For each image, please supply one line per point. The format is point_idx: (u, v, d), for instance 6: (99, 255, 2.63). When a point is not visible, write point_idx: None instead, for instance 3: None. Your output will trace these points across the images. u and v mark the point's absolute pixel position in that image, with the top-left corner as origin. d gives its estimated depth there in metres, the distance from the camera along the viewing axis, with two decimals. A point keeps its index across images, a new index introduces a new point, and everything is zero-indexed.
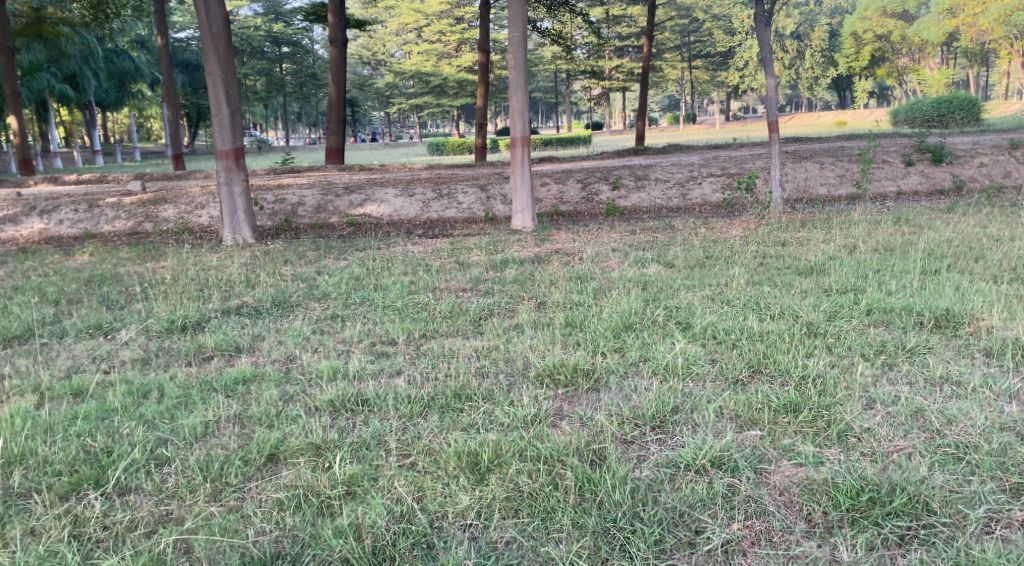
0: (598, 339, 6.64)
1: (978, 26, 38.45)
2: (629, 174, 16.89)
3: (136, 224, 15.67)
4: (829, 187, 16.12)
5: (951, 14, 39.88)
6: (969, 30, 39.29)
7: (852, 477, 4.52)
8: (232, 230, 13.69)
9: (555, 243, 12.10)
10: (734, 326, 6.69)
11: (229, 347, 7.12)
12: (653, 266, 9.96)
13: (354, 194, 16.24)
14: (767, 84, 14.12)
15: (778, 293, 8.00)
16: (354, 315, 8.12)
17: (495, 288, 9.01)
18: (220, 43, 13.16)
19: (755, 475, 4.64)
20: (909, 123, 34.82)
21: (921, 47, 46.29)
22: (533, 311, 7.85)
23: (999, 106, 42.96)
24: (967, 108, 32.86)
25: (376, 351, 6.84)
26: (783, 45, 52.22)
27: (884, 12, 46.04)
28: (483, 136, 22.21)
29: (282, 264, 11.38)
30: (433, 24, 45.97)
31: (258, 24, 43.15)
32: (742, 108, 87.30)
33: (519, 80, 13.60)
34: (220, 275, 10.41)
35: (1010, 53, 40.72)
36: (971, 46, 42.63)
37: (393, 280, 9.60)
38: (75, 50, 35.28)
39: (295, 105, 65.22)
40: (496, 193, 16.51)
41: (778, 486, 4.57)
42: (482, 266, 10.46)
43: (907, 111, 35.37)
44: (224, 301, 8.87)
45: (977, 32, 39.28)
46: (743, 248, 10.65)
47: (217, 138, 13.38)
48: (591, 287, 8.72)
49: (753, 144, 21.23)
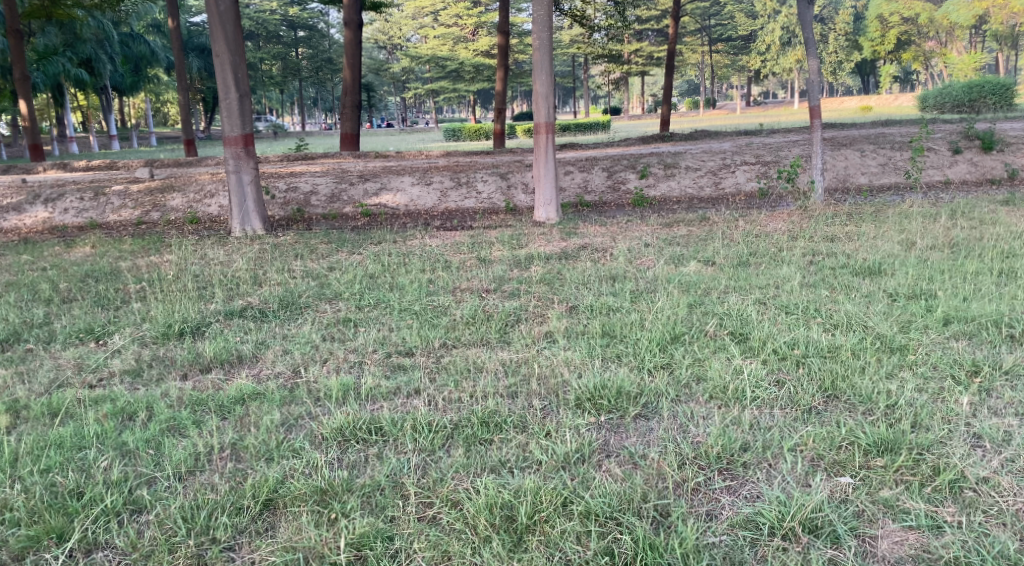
0: (641, 352, 5.91)
1: (1010, 10, 37.19)
2: (657, 161, 16.07)
3: (143, 213, 15.00)
4: (871, 175, 15.27)
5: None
6: (1000, 13, 38.07)
7: (988, 556, 3.80)
8: (241, 221, 13.00)
9: (582, 236, 11.35)
10: (795, 340, 5.94)
11: (227, 356, 6.41)
12: (691, 263, 9.21)
13: (370, 183, 15.54)
14: (809, 67, 13.28)
15: (837, 299, 7.24)
16: (367, 319, 7.40)
17: (520, 288, 8.29)
18: (228, 22, 12.39)
19: (858, 542, 3.93)
20: (939, 109, 33.76)
21: (949, 31, 44.69)
22: (565, 316, 7.11)
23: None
24: (999, 93, 31.74)
25: (390, 363, 6.11)
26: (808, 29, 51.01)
27: None
28: (502, 122, 21.38)
29: (292, 258, 10.68)
30: (451, 8, 45.16)
31: (275, 8, 42.45)
32: (763, 93, 85.97)
33: (544, 62, 12.76)
34: (226, 271, 9.71)
35: None
36: (1002, 29, 41.38)
37: (409, 278, 8.89)
38: (90, 34, 34.63)
39: (311, 89, 64.59)
40: (517, 182, 15.74)
41: (887, 558, 3.86)
42: (506, 263, 9.74)
43: (936, 96, 34.29)
44: (227, 301, 8.16)
45: (1009, 15, 38.05)
46: (787, 245, 9.89)
47: (225, 124, 12.66)
48: (625, 287, 7.98)
49: (784, 130, 20.41)
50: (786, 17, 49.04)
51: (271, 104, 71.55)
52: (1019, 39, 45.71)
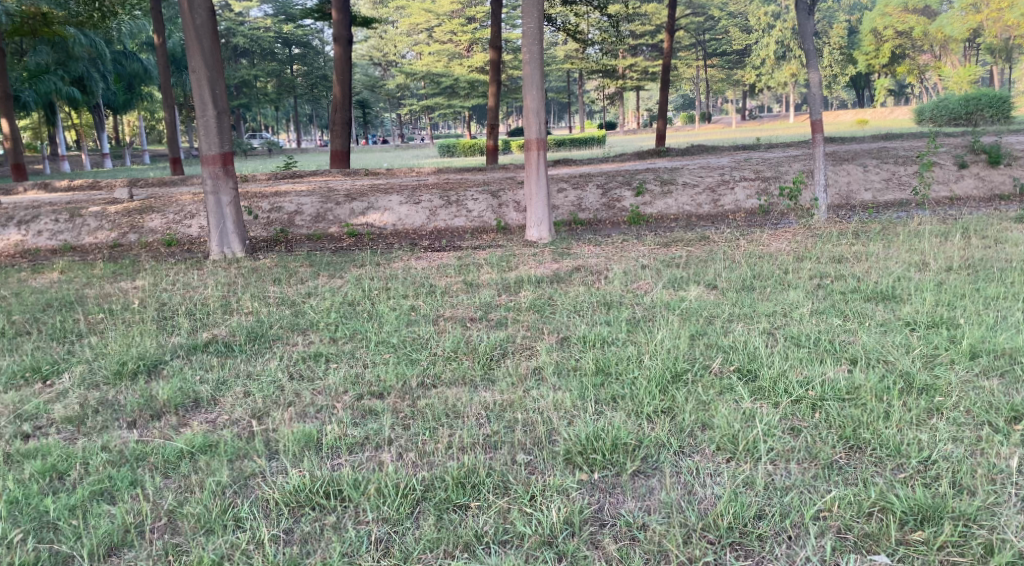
0: (641, 393, 5.32)
1: (1004, 23, 36.70)
2: (654, 178, 15.50)
3: (120, 235, 14.41)
4: (874, 191, 14.72)
5: (975, 10, 38.15)
6: (993, 26, 37.42)
7: None
8: (220, 244, 12.40)
9: (576, 257, 10.79)
10: (808, 378, 5.39)
11: (182, 399, 5.81)
12: (691, 287, 8.65)
13: (356, 202, 14.95)
14: (811, 80, 12.74)
15: (849, 330, 6.68)
16: (342, 353, 6.79)
17: (508, 316, 7.70)
18: (205, 37, 11.81)
19: None
20: (935, 123, 33.31)
21: (943, 44, 44.22)
22: (555, 349, 6.52)
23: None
24: (996, 106, 31.19)
25: (360, 407, 5.52)
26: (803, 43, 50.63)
27: (906, 9, 44.66)
28: (494, 138, 20.79)
29: (268, 283, 10.09)
30: (445, 24, 44.77)
31: (268, 25, 42.05)
32: (759, 108, 85.69)
33: (535, 76, 12.21)
34: (199, 298, 9.11)
35: None
36: (996, 42, 40.90)
37: (391, 306, 8.30)
38: (82, 53, 34.00)
39: (306, 106, 64.16)
40: (509, 200, 15.12)
41: None
42: (495, 288, 9.15)
43: (932, 110, 33.88)
44: (191, 334, 7.55)
45: (1001, 28, 37.36)
46: (792, 267, 9.33)
47: (203, 143, 12.08)
48: (620, 315, 7.40)
49: (785, 145, 19.87)
50: (780, 31, 48.66)
51: (265, 121, 71.06)
52: (1013, 52, 45.35)
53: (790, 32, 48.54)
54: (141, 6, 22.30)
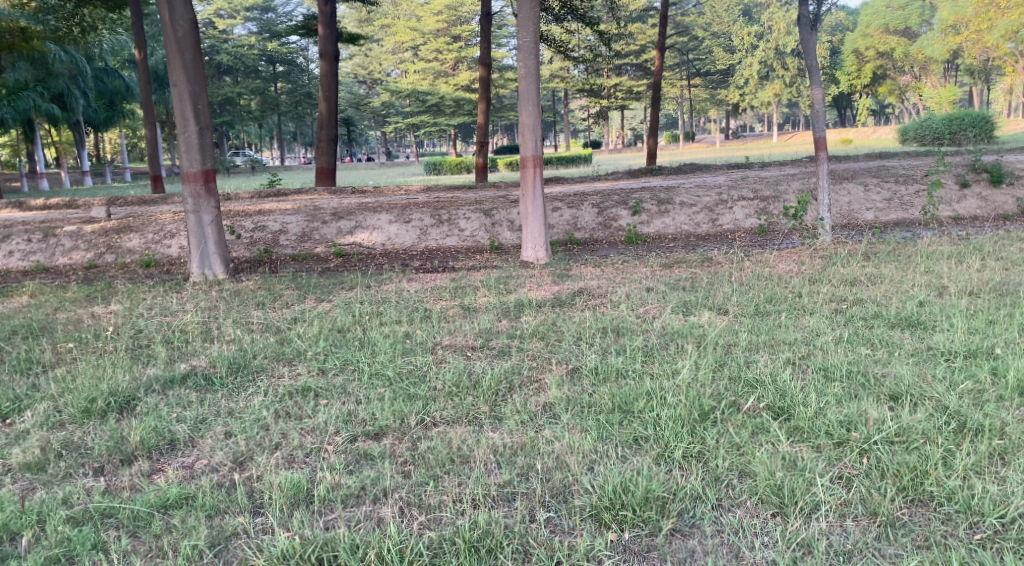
0: (669, 433, 4.86)
1: (983, 44, 36.55)
2: (650, 196, 15.05)
3: (96, 256, 13.86)
4: (876, 211, 14.35)
5: (954, 32, 38.00)
6: (973, 47, 37.26)
7: None
8: (201, 265, 11.82)
9: (575, 279, 10.29)
10: (848, 416, 4.98)
11: (156, 440, 5.27)
12: (702, 312, 8.17)
13: (343, 220, 14.42)
14: (813, 96, 12.31)
15: (880, 360, 6.20)
16: (333, 386, 6.27)
17: (511, 344, 7.18)
18: (186, 49, 11.28)
19: None
20: (920, 142, 33.13)
21: (924, 65, 44.23)
22: (566, 383, 6.00)
23: (1007, 125, 41.24)
24: (979, 125, 30.96)
25: (353, 449, 5.02)
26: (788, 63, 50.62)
27: (886, 30, 44.22)
28: (484, 155, 20.31)
29: (251, 308, 9.55)
30: (430, 43, 44.39)
31: (253, 42, 41.55)
32: (742, 128, 85.78)
33: (531, 91, 11.74)
34: (179, 325, 8.53)
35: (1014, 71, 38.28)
36: (976, 62, 40.80)
37: (384, 332, 7.77)
38: (63, 69, 33.27)
39: (290, 124, 63.60)
40: (502, 218, 14.62)
41: None
42: (493, 312, 8.64)
43: (917, 129, 33.71)
44: (168, 366, 6.99)
45: (981, 49, 37.22)
46: (805, 290, 8.88)
47: (183, 159, 11.52)
48: (631, 343, 6.90)
49: (780, 164, 19.49)
50: (764, 51, 48.49)
51: (249, 139, 70.39)
52: (993, 72, 45.34)
53: (773, 52, 48.55)
54: (121, 21, 21.67)
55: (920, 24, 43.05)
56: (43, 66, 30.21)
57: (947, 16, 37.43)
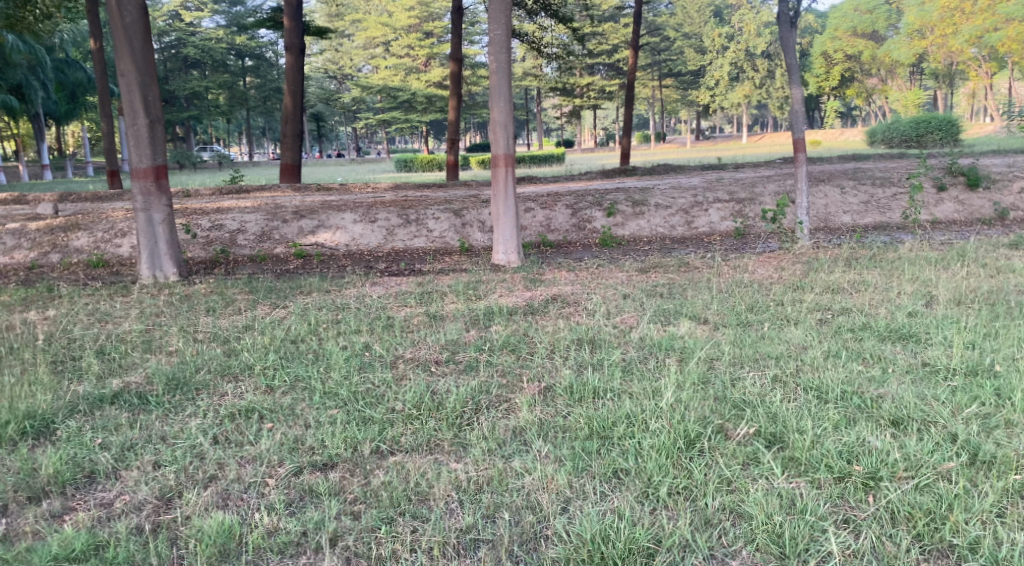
0: (652, 466, 4.37)
1: (947, 48, 36.54)
2: (625, 197, 14.58)
3: (40, 255, 13.15)
4: (854, 214, 13.98)
5: (920, 36, 37.94)
6: (938, 51, 37.16)
7: None
8: (151, 266, 11.13)
9: (548, 284, 9.77)
10: (846, 444, 4.51)
11: (72, 473, 4.81)
12: (681, 322, 7.69)
13: (305, 219, 13.77)
14: (793, 96, 11.85)
15: (875, 379, 5.70)
16: (280, 406, 5.70)
17: (478, 358, 6.63)
18: (135, 36, 10.59)
19: None
20: (887, 144, 32.99)
21: (890, 68, 44.21)
22: (538, 404, 5.47)
23: (972, 128, 41.33)
24: (946, 129, 30.86)
25: (298, 484, 4.55)
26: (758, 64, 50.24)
27: (855, 33, 44.32)
28: (455, 152, 19.71)
29: (200, 314, 8.93)
30: (400, 38, 43.64)
31: (219, 36, 40.61)
32: (712, 128, 85.79)
33: (502, 87, 11.20)
34: (120, 334, 7.90)
35: (978, 75, 38.33)
36: (941, 66, 40.72)
37: (341, 344, 7.19)
38: (22, 60, 31.99)
39: (257, 119, 62.46)
40: (472, 219, 14.07)
41: None
42: (460, 321, 8.10)
43: (885, 132, 33.62)
44: (102, 382, 6.41)
45: (947, 54, 37.16)
46: (788, 297, 8.42)
47: (131, 154, 10.82)
48: (607, 358, 6.39)
49: (755, 165, 19.10)
50: (735, 52, 48.34)
51: (216, 135, 69.09)
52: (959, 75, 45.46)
53: (744, 53, 48.46)
54: (75, 8, 20.71)
55: (887, 27, 42.82)
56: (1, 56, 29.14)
57: (913, 20, 37.27)
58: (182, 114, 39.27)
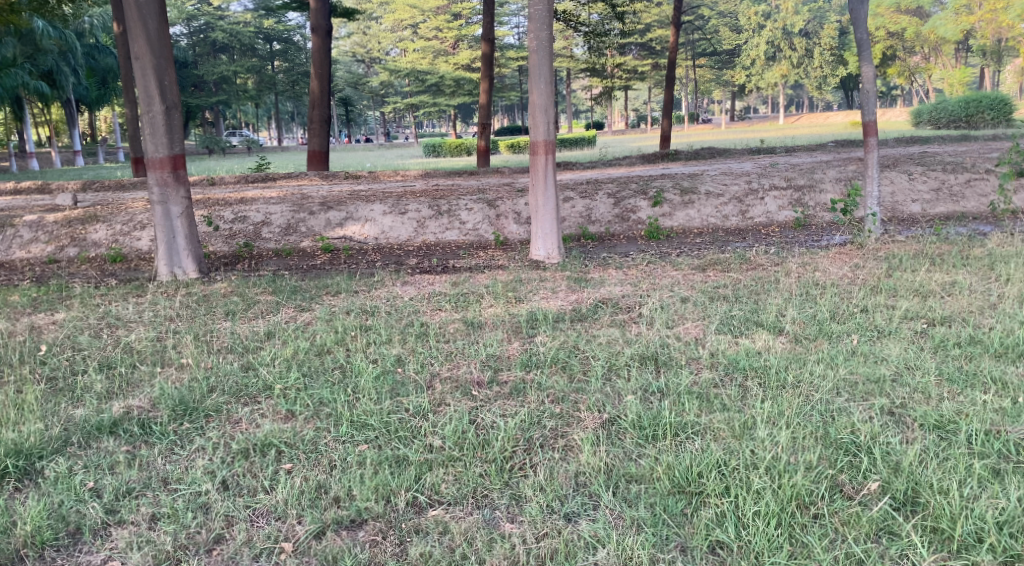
0: (763, 541, 3.79)
1: (997, 25, 34.69)
2: (672, 185, 13.60)
3: (57, 250, 12.51)
4: (922, 203, 12.90)
5: (967, 11, 35.96)
6: (987, 28, 35.21)
7: None
8: (169, 262, 10.36)
9: (597, 285, 8.88)
10: (1004, 511, 3.88)
11: (53, 532, 4.13)
12: (755, 334, 6.80)
13: (332, 211, 12.97)
14: (863, 74, 10.77)
15: (1006, 411, 4.76)
16: (300, 439, 4.88)
17: (526, 379, 5.77)
18: (150, 17, 9.75)
19: None
20: (935, 125, 31.45)
21: (935, 47, 42.16)
22: (602, 443, 4.61)
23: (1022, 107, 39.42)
24: (997, 108, 29.22)
25: (321, 550, 3.94)
26: (790, 43, 46.85)
27: (897, 9, 41.51)
28: (487, 137, 18.75)
29: (218, 319, 8.16)
30: (429, 20, 42.67)
31: (248, 20, 39.99)
32: (746, 110, 83.66)
33: (543, 67, 10.27)
34: (130, 344, 7.11)
35: None
36: (989, 44, 38.62)
37: (369, 358, 6.37)
38: (53, 45, 31.33)
39: (287, 104, 61.93)
40: (509, 209, 13.20)
41: None
42: (503, 329, 7.26)
43: (931, 111, 32.03)
44: (103, 405, 5.66)
45: (996, 30, 35.23)
46: (872, 302, 7.44)
47: (147, 143, 10.06)
48: (676, 381, 5.50)
49: (808, 150, 17.96)
50: (772, 31, 46.36)
51: (246, 119, 68.71)
52: (1007, 53, 43.44)
53: (781, 32, 46.49)
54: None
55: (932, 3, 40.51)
56: (30, 42, 28.44)
57: None
58: (212, 99, 38.67)
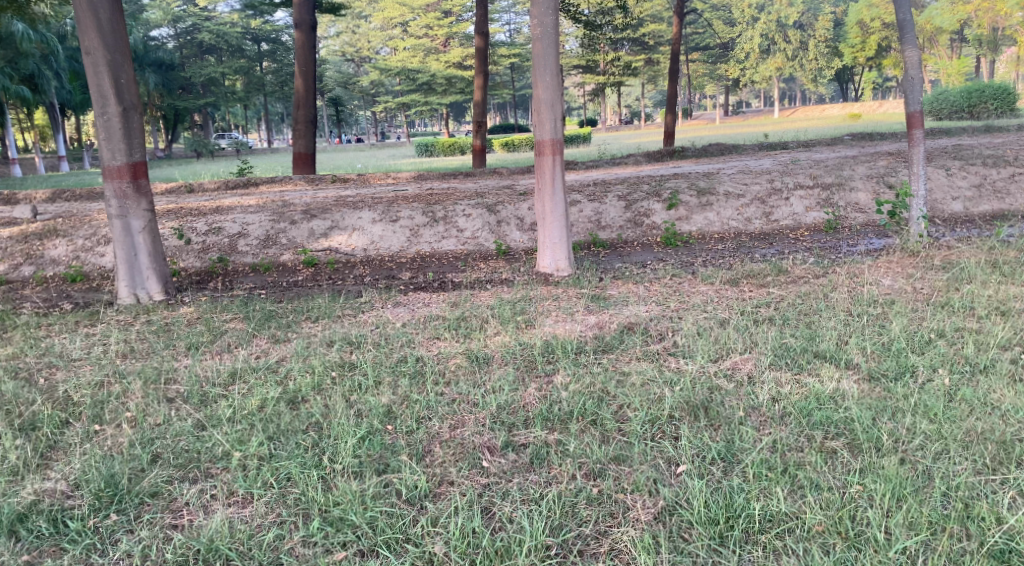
0: None
1: (993, 13, 33.34)
2: (688, 185, 12.41)
3: (11, 268, 11.28)
4: (964, 201, 11.73)
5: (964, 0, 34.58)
6: (984, 16, 33.85)
7: None
8: (131, 283, 9.04)
9: (619, 305, 7.66)
10: None
11: None
12: (820, 370, 5.62)
13: (316, 219, 11.73)
14: (908, 59, 9.55)
15: None
16: (256, 543, 4.00)
17: (550, 440, 4.58)
18: (101, 7, 8.49)
19: None
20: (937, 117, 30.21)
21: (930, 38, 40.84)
22: (663, 551, 3.85)
23: None
24: (1002, 98, 27.95)
25: None
26: (784, 35, 45.59)
27: None
28: (482, 136, 17.39)
29: (180, 355, 6.93)
30: (418, 18, 41.34)
31: (235, 21, 38.61)
32: (738, 104, 82.29)
33: (549, 56, 9.04)
34: (64, 393, 5.86)
35: None
36: (985, 32, 37.27)
37: (350, 409, 5.04)
38: (36, 49, 29.69)
39: (276, 106, 60.50)
40: (510, 215, 11.99)
41: None
42: (514, 366, 6.04)
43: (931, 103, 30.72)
44: (10, 486, 4.48)
45: (993, 18, 33.89)
46: (951, 325, 6.25)
47: (103, 149, 8.77)
48: (744, 447, 4.41)
49: (828, 144, 16.71)
50: (765, 23, 45.00)
51: (235, 120, 67.28)
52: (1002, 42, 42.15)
53: (775, 24, 45.05)
54: None
55: None
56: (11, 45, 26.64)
57: None
58: (199, 101, 37.40)
